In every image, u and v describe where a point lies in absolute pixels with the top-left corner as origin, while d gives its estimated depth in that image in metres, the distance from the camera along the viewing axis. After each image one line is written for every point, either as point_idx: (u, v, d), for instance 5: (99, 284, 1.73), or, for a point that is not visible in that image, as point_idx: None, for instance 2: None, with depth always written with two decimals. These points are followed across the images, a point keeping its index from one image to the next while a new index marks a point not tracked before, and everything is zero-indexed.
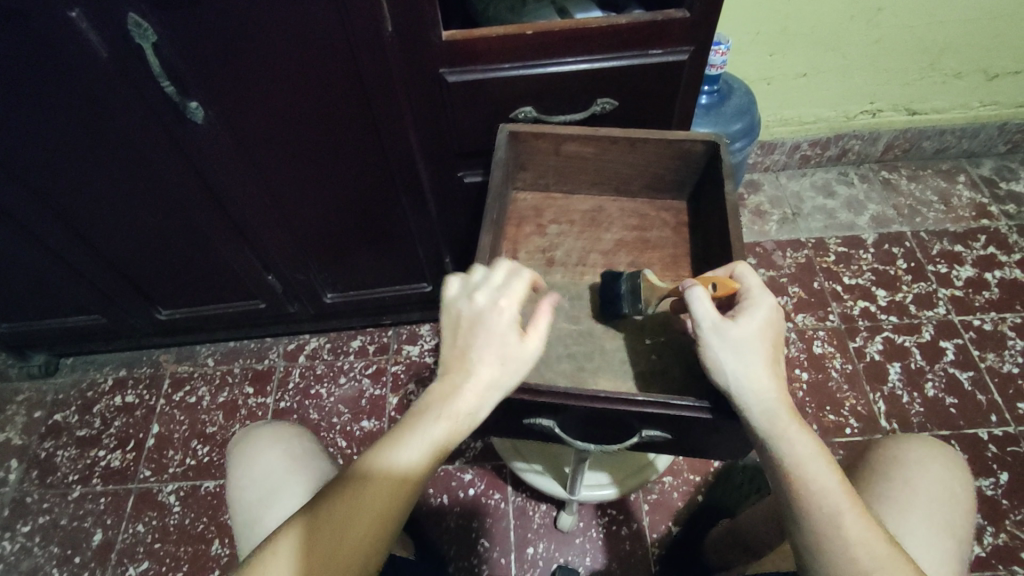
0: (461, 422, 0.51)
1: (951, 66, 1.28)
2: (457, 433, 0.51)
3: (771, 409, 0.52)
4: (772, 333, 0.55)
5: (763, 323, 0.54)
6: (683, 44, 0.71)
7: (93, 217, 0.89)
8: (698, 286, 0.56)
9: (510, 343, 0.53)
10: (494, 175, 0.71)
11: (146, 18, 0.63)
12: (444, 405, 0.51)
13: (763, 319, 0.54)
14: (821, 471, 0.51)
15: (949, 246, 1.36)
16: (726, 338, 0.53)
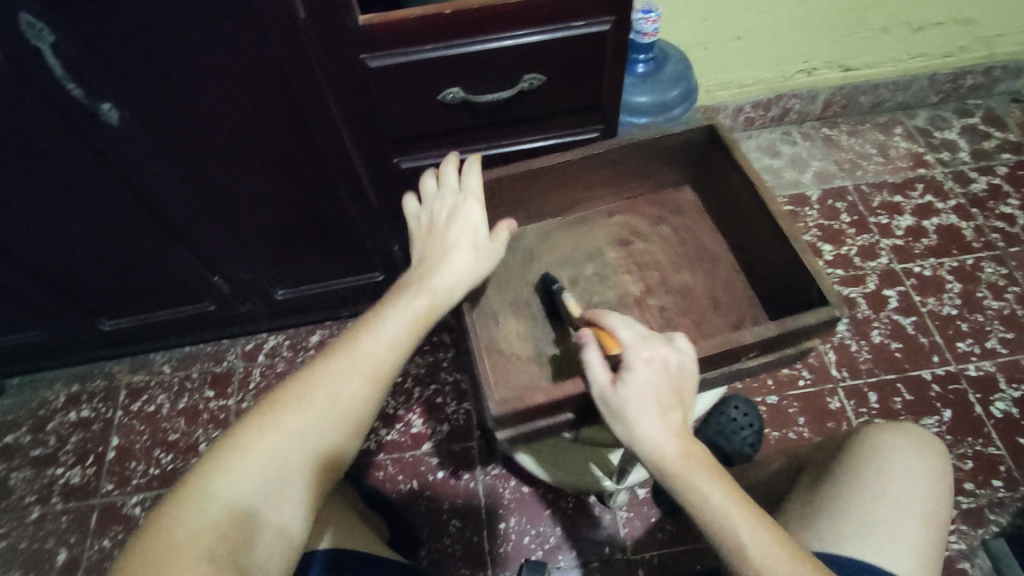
0: (443, 289, 0.63)
1: (879, 20, 1.31)
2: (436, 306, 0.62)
3: (670, 460, 0.53)
4: (662, 386, 0.54)
5: (666, 365, 0.55)
6: (603, 14, 0.71)
7: (18, 232, 0.86)
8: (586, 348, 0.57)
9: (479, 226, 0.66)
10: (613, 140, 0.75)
11: (40, 19, 0.60)
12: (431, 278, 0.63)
13: (645, 377, 0.54)
14: (738, 508, 0.52)
15: (890, 197, 1.40)
16: (623, 396, 0.54)
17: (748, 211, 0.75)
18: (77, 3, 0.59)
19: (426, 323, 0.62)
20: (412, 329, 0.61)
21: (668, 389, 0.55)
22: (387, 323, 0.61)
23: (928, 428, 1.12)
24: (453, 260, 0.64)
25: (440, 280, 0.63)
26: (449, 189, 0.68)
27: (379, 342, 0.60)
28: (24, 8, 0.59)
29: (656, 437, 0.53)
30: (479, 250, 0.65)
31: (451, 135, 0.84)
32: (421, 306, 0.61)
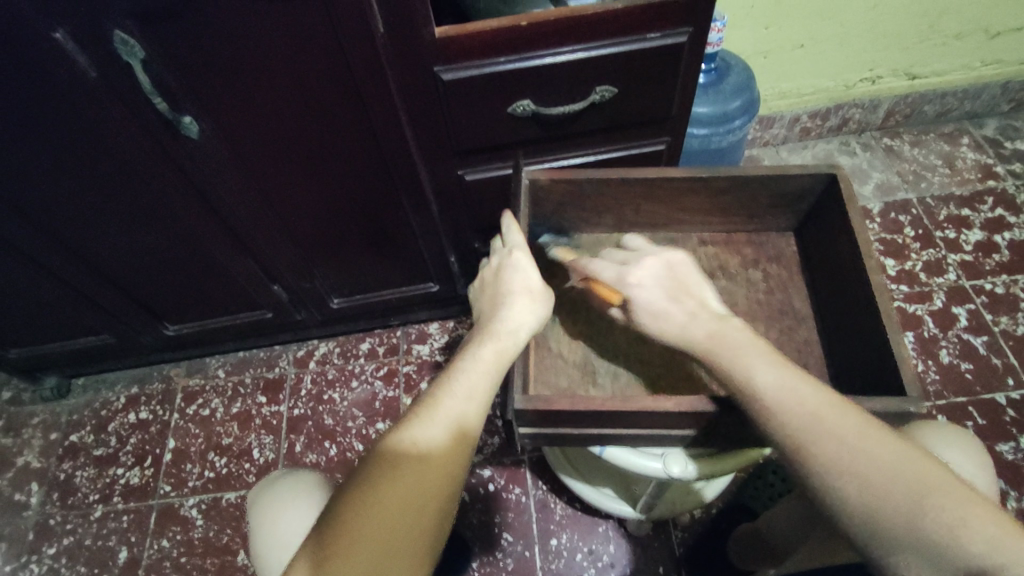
0: (506, 340, 0.58)
1: (950, 27, 1.26)
2: (503, 352, 0.57)
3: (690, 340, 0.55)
4: (672, 274, 0.61)
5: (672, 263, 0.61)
6: (682, 25, 0.70)
7: (96, 240, 0.88)
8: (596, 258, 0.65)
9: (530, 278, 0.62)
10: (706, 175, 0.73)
11: (133, 36, 0.61)
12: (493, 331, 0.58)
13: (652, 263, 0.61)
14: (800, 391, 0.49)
15: (957, 210, 1.35)
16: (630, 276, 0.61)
17: (828, 228, 0.73)
18: (170, 18, 0.60)
19: (500, 370, 0.56)
20: (487, 378, 0.55)
21: (666, 288, 0.59)
22: (463, 375, 0.55)
23: (1004, 455, 1.06)
24: (509, 306, 0.60)
25: (501, 326, 0.58)
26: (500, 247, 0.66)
27: (456, 400, 0.53)
28: (120, 25, 0.60)
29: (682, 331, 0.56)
30: (532, 295, 0.61)
31: (518, 147, 0.83)
32: (487, 352, 0.56)
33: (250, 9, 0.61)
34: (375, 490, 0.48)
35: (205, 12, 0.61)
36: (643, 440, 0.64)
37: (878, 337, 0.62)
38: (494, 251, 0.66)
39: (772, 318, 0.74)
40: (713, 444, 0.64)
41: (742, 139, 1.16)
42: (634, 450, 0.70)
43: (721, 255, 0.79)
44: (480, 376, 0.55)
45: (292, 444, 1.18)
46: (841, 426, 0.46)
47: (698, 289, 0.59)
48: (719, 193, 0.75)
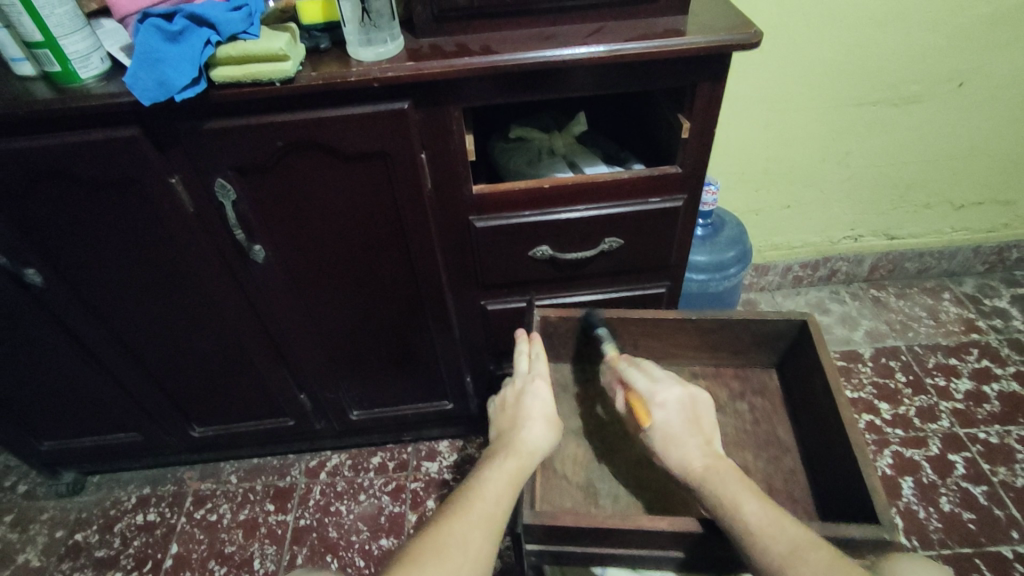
0: (525, 456, 0.65)
1: (918, 198, 1.43)
2: (522, 465, 0.64)
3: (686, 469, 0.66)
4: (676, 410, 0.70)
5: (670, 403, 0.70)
6: (677, 193, 0.84)
7: (152, 345, 0.98)
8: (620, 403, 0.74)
9: (547, 403, 0.71)
10: (700, 317, 0.83)
11: (230, 181, 0.76)
12: (515, 446, 0.66)
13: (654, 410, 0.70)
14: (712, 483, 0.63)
15: (945, 359, 1.43)
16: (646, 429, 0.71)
17: (807, 368, 0.81)
18: (262, 170, 0.75)
19: (519, 483, 0.63)
20: (509, 489, 0.62)
21: (682, 419, 0.68)
22: (489, 483, 0.62)
23: None
24: (530, 427, 0.67)
25: (522, 444, 0.66)
26: (521, 369, 0.75)
27: (482, 507, 0.60)
28: (221, 173, 0.75)
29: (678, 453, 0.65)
30: (549, 419, 0.69)
31: (535, 284, 0.95)
32: (510, 466, 0.63)
33: (327, 168, 0.76)
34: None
35: (291, 166, 0.76)
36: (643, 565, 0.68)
37: (856, 471, 0.68)
38: (516, 374, 0.75)
39: (761, 447, 0.80)
40: (706, 569, 0.68)
41: (736, 284, 1.29)
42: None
43: (714, 388, 0.87)
44: (503, 487, 0.61)
45: (294, 556, 1.19)
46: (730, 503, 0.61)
47: (709, 428, 0.68)
48: (711, 333, 0.85)
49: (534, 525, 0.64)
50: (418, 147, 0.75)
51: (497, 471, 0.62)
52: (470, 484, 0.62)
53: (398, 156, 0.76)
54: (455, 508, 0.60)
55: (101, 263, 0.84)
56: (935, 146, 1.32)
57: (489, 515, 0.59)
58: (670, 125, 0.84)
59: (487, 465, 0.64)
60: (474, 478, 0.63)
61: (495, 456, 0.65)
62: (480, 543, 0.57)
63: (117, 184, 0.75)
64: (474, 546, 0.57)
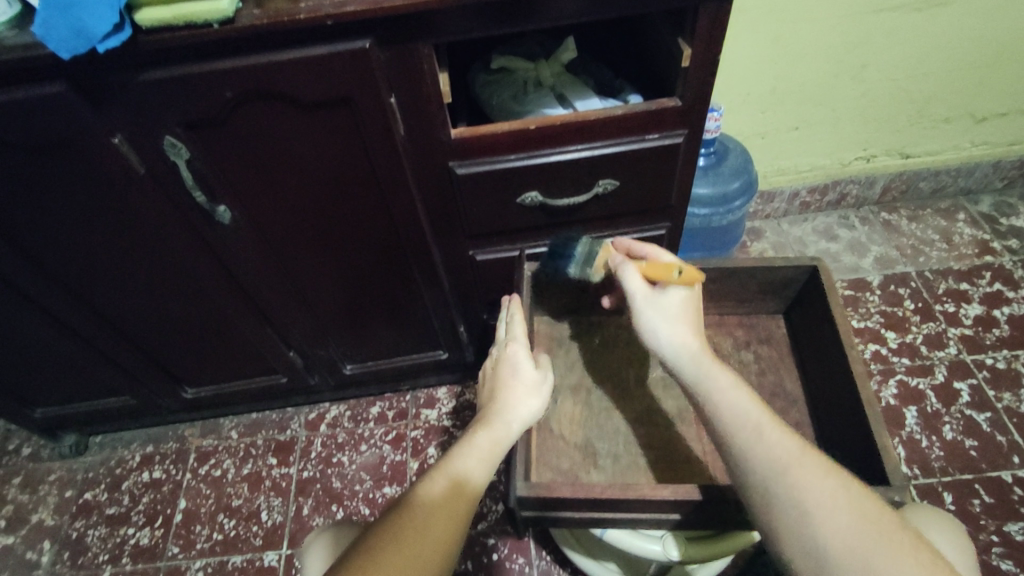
0: (501, 429, 0.62)
1: (939, 112, 1.33)
2: (496, 439, 0.61)
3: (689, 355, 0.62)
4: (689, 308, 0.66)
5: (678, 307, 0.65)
6: (678, 127, 0.76)
7: (127, 311, 0.94)
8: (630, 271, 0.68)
9: (526, 373, 0.67)
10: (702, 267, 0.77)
11: (181, 139, 0.68)
12: (491, 420, 0.63)
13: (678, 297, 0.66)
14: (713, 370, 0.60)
15: (955, 284, 1.38)
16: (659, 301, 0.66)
17: (815, 316, 0.76)
18: (214, 124, 0.68)
19: (494, 459, 0.60)
20: (482, 465, 0.59)
21: (682, 310, 0.65)
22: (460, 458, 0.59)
23: (1012, 535, 1.06)
24: (509, 396, 0.65)
25: (500, 414, 0.63)
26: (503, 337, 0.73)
27: (446, 490, 0.56)
28: (169, 130, 0.67)
29: (681, 332, 0.63)
30: (529, 388, 0.65)
31: (526, 232, 0.89)
32: (483, 440, 0.61)
33: (286, 118, 0.68)
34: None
35: (245, 119, 0.68)
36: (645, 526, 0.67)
37: (865, 428, 0.65)
38: (498, 341, 0.72)
39: (765, 399, 0.78)
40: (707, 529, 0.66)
41: (739, 218, 1.22)
42: (638, 534, 0.76)
43: (717, 337, 0.83)
44: (474, 463, 0.59)
45: (300, 507, 1.20)
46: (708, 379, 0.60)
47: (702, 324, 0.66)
48: (714, 283, 0.80)
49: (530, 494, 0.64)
50: (385, 91, 0.67)
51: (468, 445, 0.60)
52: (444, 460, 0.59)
53: (363, 104, 0.67)
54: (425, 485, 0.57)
55: (57, 230, 0.78)
56: (961, 55, 1.20)
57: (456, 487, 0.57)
58: (670, 51, 0.74)
59: (462, 439, 0.61)
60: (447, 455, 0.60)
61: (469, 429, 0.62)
62: (446, 527, 0.54)
63: (56, 148, 0.67)
64: (440, 524, 0.53)
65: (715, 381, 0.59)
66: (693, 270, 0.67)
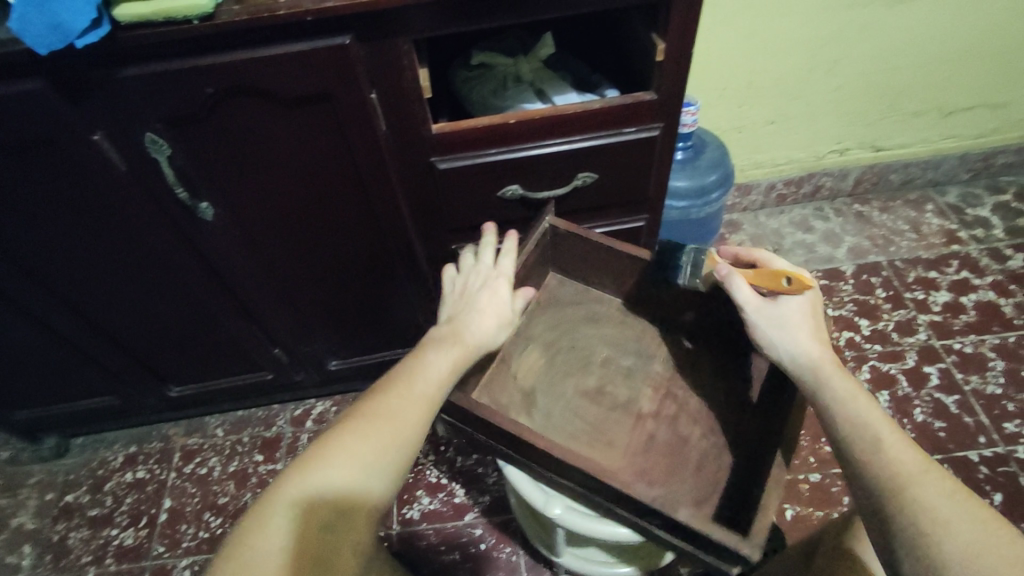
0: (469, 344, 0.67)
1: (907, 106, 1.37)
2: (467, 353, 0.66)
3: (815, 363, 0.62)
4: (812, 314, 0.66)
5: (802, 311, 0.65)
6: (653, 121, 0.78)
7: (108, 310, 0.93)
8: (738, 277, 0.69)
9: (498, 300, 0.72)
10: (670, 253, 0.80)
11: (161, 135, 0.68)
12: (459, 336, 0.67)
13: (799, 302, 0.66)
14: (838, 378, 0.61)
15: (924, 273, 1.42)
16: (779, 308, 0.66)
17: None
18: (195, 120, 0.68)
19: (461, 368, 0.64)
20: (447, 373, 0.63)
21: (806, 318, 0.65)
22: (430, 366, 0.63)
23: None
24: (475, 322, 0.69)
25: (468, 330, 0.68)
26: (484, 263, 0.77)
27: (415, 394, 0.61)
28: (149, 127, 0.67)
29: (797, 340, 0.64)
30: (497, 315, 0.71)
31: (507, 225, 0.90)
32: (454, 355, 0.65)
33: (267, 114, 0.69)
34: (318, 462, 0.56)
35: (226, 115, 0.68)
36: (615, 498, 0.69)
37: None
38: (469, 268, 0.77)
39: (741, 385, 0.80)
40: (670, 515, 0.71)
41: (716, 210, 1.25)
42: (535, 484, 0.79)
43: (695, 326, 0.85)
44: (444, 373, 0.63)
45: None
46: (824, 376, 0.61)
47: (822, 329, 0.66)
48: None
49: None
50: (366, 86, 0.68)
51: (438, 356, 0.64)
52: (412, 366, 0.63)
53: (345, 98, 0.68)
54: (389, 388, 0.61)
55: (36, 229, 0.77)
56: (927, 50, 1.24)
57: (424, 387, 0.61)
58: (645, 47, 0.76)
59: (430, 351, 0.65)
60: (415, 362, 0.64)
61: (440, 342, 0.66)
62: (406, 421, 0.59)
63: (35, 145, 0.67)
64: (400, 423, 0.59)
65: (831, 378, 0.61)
66: (802, 275, 0.64)
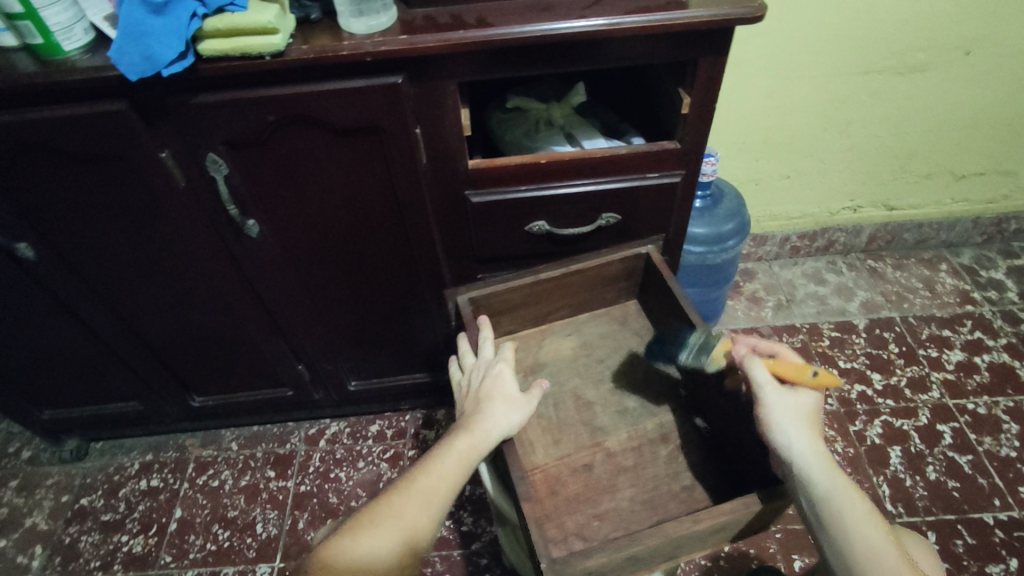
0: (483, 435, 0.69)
1: (921, 168, 1.42)
2: (476, 444, 0.68)
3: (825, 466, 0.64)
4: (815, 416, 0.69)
5: (807, 410, 0.68)
6: (676, 168, 0.83)
7: (147, 317, 0.98)
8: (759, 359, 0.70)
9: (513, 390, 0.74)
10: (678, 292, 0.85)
11: (222, 157, 0.74)
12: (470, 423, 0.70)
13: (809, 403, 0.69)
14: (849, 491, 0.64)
15: (938, 331, 1.44)
16: (791, 400, 0.68)
17: None
18: (254, 145, 0.74)
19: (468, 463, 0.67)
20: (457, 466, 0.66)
21: (806, 418, 0.68)
22: (442, 459, 0.67)
23: None
24: (491, 413, 0.70)
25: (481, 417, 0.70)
26: (485, 356, 0.78)
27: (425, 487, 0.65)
28: (212, 148, 0.73)
29: (808, 443, 0.65)
30: (509, 403, 0.72)
31: (530, 259, 0.95)
32: (459, 447, 0.67)
33: (320, 143, 0.75)
34: (329, 560, 0.60)
35: (282, 141, 0.74)
36: (554, 540, 0.77)
37: None
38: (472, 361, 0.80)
39: None
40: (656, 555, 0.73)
41: (732, 258, 1.29)
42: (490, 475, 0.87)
43: None
44: (452, 466, 0.66)
45: (296, 520, 1.22)
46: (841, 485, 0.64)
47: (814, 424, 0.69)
48: None
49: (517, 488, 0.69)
50: (412, 122, 0.74)
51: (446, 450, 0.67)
52: (421, 464, 0.68)
53: (392, 131, 0.74)
54: (397, 489, 0.66)
55: (94, 237, 0.83)
56: (941, 116, 1.29)
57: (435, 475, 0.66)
58: (671, 101, 0.82)
59: (440, 445, 0.68)
60: (425, 458, 0.68)
61: (448, 437, 0.69)
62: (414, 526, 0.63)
63: (107, 160, 0.73)
64: (410, 528, 0.63)
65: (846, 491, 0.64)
66: (827, 374, 0.68)
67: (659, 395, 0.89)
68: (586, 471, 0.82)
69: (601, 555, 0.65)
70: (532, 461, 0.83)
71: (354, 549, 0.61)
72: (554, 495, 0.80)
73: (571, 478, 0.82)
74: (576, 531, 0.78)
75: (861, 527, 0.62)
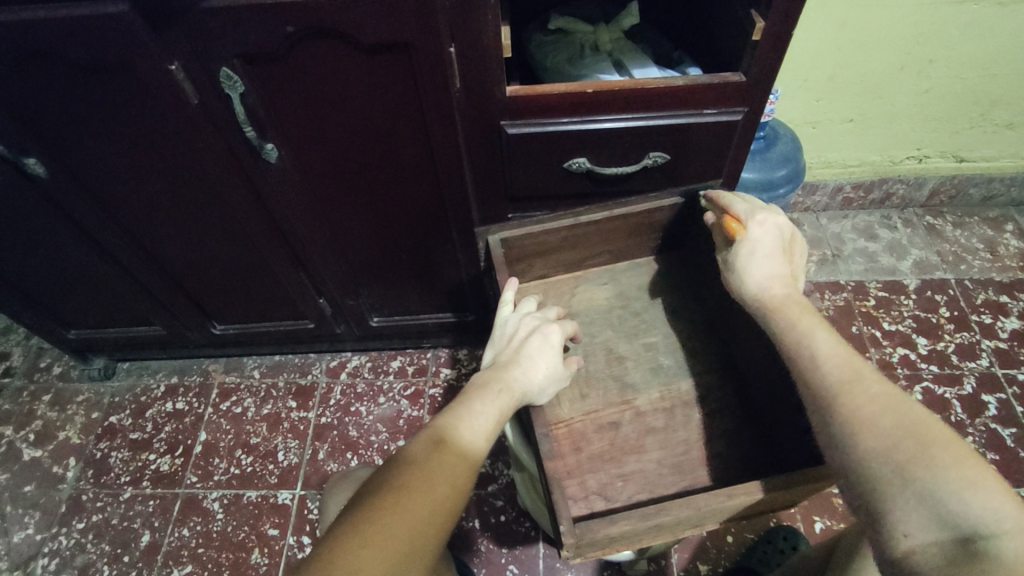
0: (521, 393, 0.65)
1: (1002, 117, 1.28)
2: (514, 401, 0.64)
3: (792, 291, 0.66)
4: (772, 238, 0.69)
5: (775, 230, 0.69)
6: (738, 104, 0.74)
7: (168, 242, 0.95)
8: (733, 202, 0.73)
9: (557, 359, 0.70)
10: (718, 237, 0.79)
11: (236, 72, 0.68)
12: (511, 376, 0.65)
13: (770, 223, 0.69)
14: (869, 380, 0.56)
15: (995, 296, 1.34)
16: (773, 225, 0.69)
17: None
18: (272, 59, 0.67)
19: (504, 418, 0.62)
20: (493, 420, 0.62)
21: (776, 244, 0.69)
22: (483, 409, 0.62)
23: None
24: (531, 375, 0.66)
25: (523, 376, 0.66)
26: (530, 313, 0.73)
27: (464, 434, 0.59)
28: (225, 62, 0.66)
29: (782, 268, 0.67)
30: (552, 374, 0.68)
31: (566, 200, 0.88)
32: (500, 402, 0.63)
33: (344, 57, 0.67)
34: (358, 523, 0.50)
35: (303, 56, 0.67)
36: (575, 498, 0.76)
37: None
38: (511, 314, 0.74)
39: None
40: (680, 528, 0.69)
41: (781, 207, 1.20)
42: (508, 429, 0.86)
43: None
44: (490, 421, 0.61)
45: (315, 451, 1.23)
46: (844, 374, 0.57)
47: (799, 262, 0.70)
48: None
49: (541, 444, 0.65)
50: (446, 39, 0.66)
51: (488, 400, 0.62)
52: (459, 415, 0.61)
53: (424, 49, 0.66)
54: (436, 436, 0.59)
55: (107, 155, 0.79)
56: None
57: (477, 422, 0.60)
58: (740, 25, 0.71)
59: (478, 398, 0.62)
60: (459, 410, 0.62)
61: (487, 388, 0.64)
62: (450, 487, 0.55)
63: (113, 70, 0.67)
64: (455, 483, 0.55)
65: (865, 382, 0.56)
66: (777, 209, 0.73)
67: (693, 353, 0.84)
68: (614, 428, 0.79)
69: (625, 522, 0.62)
70: (556, 413, 0.80)
71: (383, 515, 0.50)
72: (579, 453, 0.78)
73: (598, 435, 0.78)
74: (599, 492, 0.76)
75: (856, 398, 0.55)
